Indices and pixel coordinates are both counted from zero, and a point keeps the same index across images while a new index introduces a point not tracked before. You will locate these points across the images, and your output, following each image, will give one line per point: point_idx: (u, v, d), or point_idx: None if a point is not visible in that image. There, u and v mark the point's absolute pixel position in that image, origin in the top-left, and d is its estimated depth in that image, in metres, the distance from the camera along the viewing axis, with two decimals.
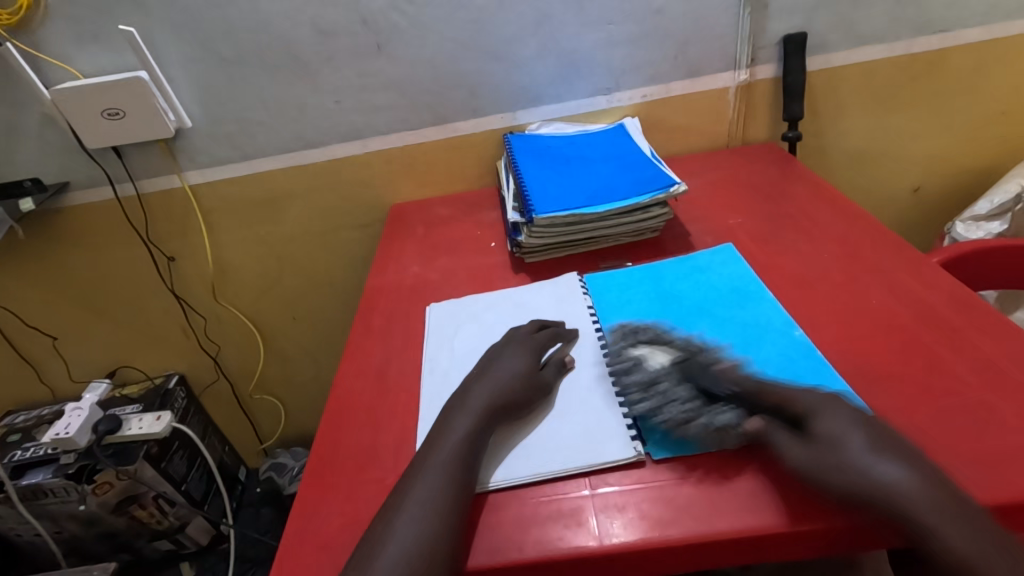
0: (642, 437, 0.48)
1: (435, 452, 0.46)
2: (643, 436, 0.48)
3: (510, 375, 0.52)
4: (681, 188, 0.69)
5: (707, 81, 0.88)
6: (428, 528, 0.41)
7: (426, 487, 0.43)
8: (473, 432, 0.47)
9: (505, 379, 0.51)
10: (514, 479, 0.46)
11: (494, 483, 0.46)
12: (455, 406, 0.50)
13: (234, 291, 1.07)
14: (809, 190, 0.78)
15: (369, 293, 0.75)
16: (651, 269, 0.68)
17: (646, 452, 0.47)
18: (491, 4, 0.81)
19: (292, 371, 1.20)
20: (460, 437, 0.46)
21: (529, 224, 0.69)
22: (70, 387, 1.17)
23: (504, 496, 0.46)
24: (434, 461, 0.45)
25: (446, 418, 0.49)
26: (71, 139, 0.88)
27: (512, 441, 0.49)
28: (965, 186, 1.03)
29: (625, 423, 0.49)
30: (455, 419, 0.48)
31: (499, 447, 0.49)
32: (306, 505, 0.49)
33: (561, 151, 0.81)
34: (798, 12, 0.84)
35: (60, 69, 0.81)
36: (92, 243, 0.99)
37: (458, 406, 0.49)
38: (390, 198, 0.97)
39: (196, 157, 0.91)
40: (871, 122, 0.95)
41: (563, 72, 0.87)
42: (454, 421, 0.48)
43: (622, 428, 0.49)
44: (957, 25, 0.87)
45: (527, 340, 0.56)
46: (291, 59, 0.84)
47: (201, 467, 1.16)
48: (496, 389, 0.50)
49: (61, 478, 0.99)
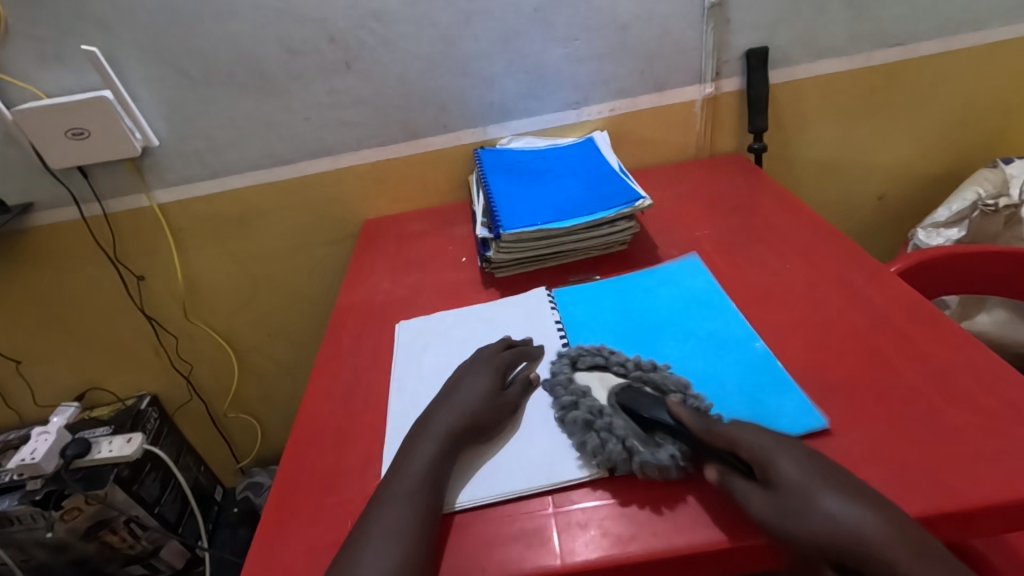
0: None
1: (399, 478, 0.45)
2: None
3: (476, 395, 0.52)
4: (646, 203, 0.70)
5: (674, 95, 0.90)
6: (390, 556, 0.40)
7: (392, 515, 0.43)
8: (435, 458, 0.47)
9: (470, 401, 0.51)
10: (480, 499, 0.46)
11: (459, 503, 0.46)
12: (420, 430, 0.50)
13: (207, 310, 1.06)
14: (773, 201, 0.79)
15: (339, 310, 0.74)
16: (618, 283, 0.68)
17: None
18: (458, 21, 0.81)
19: (268, 388, 1.19)
20: (424, 463, 0.46)
21: (497, 240, 0.70)
22: (38, 411, 1.14)
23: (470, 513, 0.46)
24: (398, 488, 0.45)
25: (410, 443, 0.49)
26: (35, 159, 0.87)
27: (478, 463, 0.49)
28: (926, 194, 1.06)
29: None
30: (419, 444, 0.48)
31: (465, 466, 0.49)
32: (269, 532, 0.49)
33: (530, 166, 0.82)
34: (760, 27, 0.86)
35: (22, 89, 0.80)
36: (58, 263, 0.97)
37: (423, 431, 0.49)
38: (363, 214, 0.97)
39: (164, 175, 0.90)
40: (835, 133, 0.97)
41: (532, 88, 0.88)
42: (419, 447, 0.48)
43: None
44: (913, 38, 0.89)
45: (493, 358, 0.57)
46: (259, 77, 0.84)
47: (175, 489, 1.14)
48: (461, 410, 0.50)
49: (27, 504, 0.96)
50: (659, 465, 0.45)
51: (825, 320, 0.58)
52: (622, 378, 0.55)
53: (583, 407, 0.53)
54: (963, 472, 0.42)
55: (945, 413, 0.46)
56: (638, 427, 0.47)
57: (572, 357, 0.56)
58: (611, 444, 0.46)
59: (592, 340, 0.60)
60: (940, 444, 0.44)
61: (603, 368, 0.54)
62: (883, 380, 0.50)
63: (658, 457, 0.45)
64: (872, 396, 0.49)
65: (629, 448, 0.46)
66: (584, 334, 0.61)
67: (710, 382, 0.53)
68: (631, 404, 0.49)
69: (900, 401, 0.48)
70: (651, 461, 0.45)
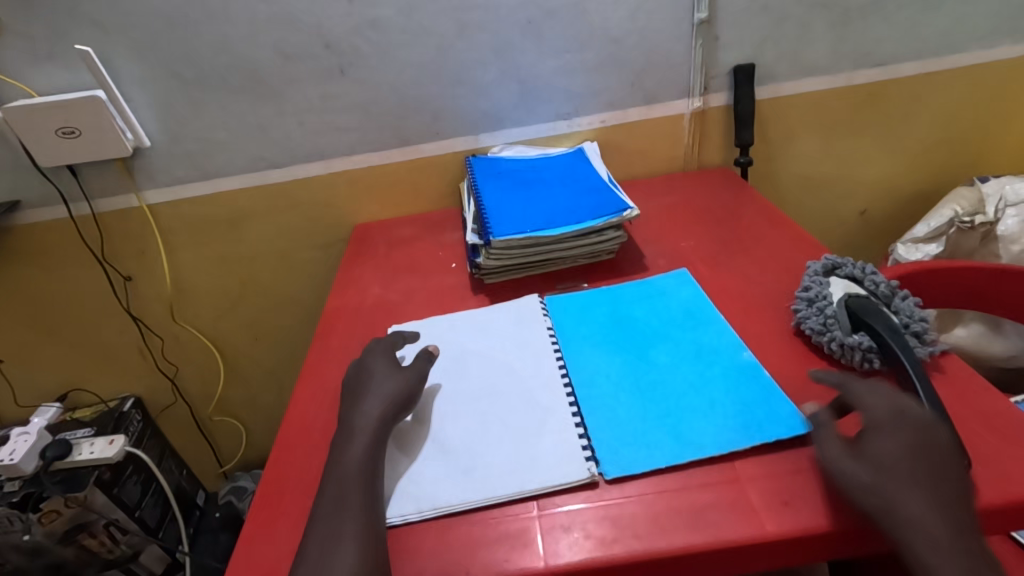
0: (597, 458, 0.49)
1: (343, 483, 0.46)
2: (597, 457, 0.49)
3: (393, 387, 0.53)
4: (634, 213, 0.71)
5: (663, 108, 0.92)
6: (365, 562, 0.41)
7: (357, 519, 0.44)
8: (367, 457, 0.48)
9: (381, 395, 0.53)
10: (470, 502, 0.47)
11: (423, 514, 0.46)
12: (345, 432, 0.50)
13: (194, 312, 1.06)
14: (757, 213, 0.81)
15: (329, 313, 0.75)
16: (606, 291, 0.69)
17: (599, 473, 0.48)
18: (453, 31, 0.83)
19: (254, 392, 1.18)
20: (358, 464, 0.47)
21: (487, 247, 0.71)
22: (18, 411, 1.13)
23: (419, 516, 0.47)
24: (354, 491, 0.45)
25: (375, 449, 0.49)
26: (23, 157, 0.86)
27: (402, 463, 0.51)
28: (905, 210, 1.09)
29: (580, 444, 0.50)
30: (350, 445, 0.49)
31: (435, 473, 0.49)
32: (253, 534, 0.49)
33: (520, 174, 0.83)
34: (747, 44, 0.88)
35: (13, 87, 0.80)
36: (43, 262, 0.96)
37: (349, 433, 0.50)
38: (354, 218, 0.97)
39: (155, 176, 0.90)
40: (819, 149, 1.00)
41: (524, 98, 0.89)
42: (371, 451, 0.49)
43: (578, 450, 0.50)
44: (894, 60, 0.92)
45: (381, 350, 0.59)
46: (253, 81, 0.84)
47: (156, 493, 1.13)
48: (377, 404, 0.52)
49: (4, 506, 0.95)
50: (848, 350, 0.53)
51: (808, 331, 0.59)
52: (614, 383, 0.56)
53: (573, 413, 0.53)
54: None
55: None
56: (848, 323, 0.55)
57: (833, 262, 0.62)
58: (808, 320, 0.57)
59: (582, 346, 0.61)
60: None
61: (810, 283, 0.60)
62: None
63: (846, 346, 0.53)
64: None
65: (827, 328, 0.55)
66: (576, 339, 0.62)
67: (698, 389, 0.54)
68: (859, 309, 0.55)
69: None
70: (837, 342, 0.54)
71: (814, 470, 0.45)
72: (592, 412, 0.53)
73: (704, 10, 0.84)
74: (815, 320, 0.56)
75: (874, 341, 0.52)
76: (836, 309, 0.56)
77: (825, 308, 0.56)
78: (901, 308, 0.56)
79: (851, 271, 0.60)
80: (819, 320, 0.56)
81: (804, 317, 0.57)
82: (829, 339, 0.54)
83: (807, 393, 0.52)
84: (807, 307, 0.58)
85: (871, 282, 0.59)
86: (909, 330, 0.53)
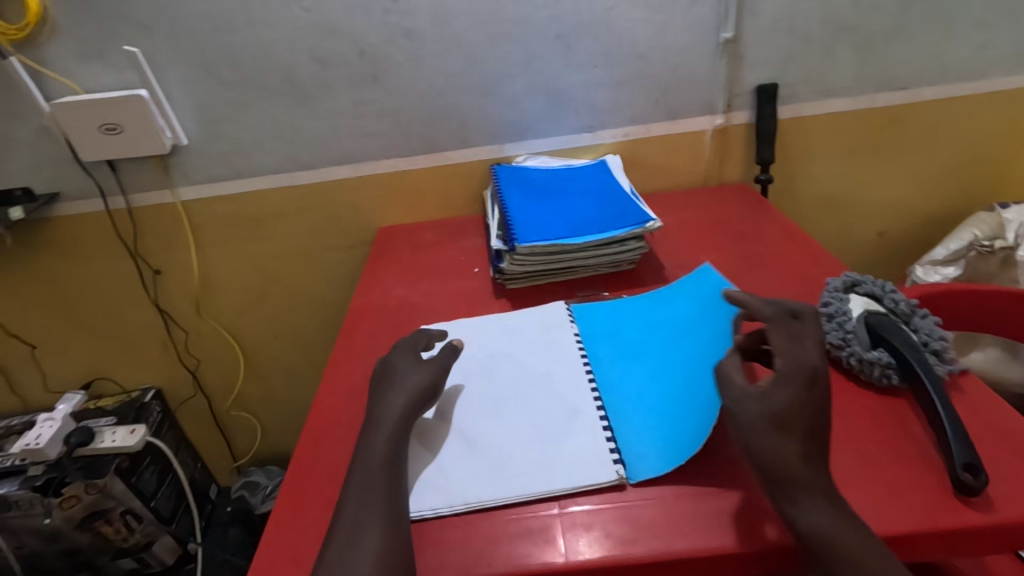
0: (624, 462, 0.50)
1: (369, 475, 0.47)
2: (625, 461, 0.50)
3: (415, 382, 0.55)
4: (656, 225, 0.72)
5: (686, 124, 0.94)
6: (391, 549, 0.42)
7: (385, 508, 0.45)
8: (393, 448, 0.49)
9: (403, 391, 0.54)
10: (498, 499, 0.48)
11: (452, 509, 0.48)
12: (370, 425, 0.52)
13: (218, 307, 1.08)
14: (775, 230, 0.82)
15: (354, 312, 0.77)
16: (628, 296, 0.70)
17: (627, 477, 0.49)
18: (484, 43, 0.85)
19: (271, 389, 1.20)
20: (382, 454, 0.49)
21: (511, 252, 0.72)
22: (43, 398, 1.16)
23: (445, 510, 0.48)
24: (381, 479, 0.47)
25: (396, 441, 0.50)
26: (66, 151, 0.89)
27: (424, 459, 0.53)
28: (924, 233, 1.10)
29: (609, 447, 0.51)
30: (374, 437, 0.50)
31: (464, 470, 0.51)
32: (281, 520, 0.51)
33: (544, 184, 0.85)
34: (771, 64, 0.90)
35: (62, 84, 0.84)
36: (77, 252, 0.99)
37: (373, 424, 0.51)
38: (378, 221, 0.99)
39: (189, 174, 0.93)
40: (838, 169, 1.01)
41: (550, 109, 0.91)
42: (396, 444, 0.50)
43: (606, 452, 0.51)
44: (917, 83, 0.93)
45: (404, 347, 0.60)
46: (289, 85, 0.87)
47: (172, 484, 1.15)
48: (399, 398, 0.53)
49: (27, 490, 0.97)
50: (866, 364, 0.54)
51: None
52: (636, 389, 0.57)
53: (601, 417, 0.54)
54: (950, 492, 0.44)
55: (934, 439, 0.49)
56: (868, 338, 0.55)
57: (852, 280, 0.63)
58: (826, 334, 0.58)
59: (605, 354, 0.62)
60: (930, 468, 0.46)
61: (829, 299, 0.61)
62: (880, 405, 0.53)
63: (865, 361, 0.54)
64: (865, 417, 0.51)
65: (846, 342, 0.56)
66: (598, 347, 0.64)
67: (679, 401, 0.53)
68: (879, 325, 0.55)
69: (892, 424, 0.51)
70: (855, 356, 0.54)
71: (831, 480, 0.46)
72: (618, 418, 0.54)
73: (730, 30, 0.86)
74: (835, 334, 0.56)
75: (894, 357, 0.53)
76: (856, 324, 0.57)
77: (845, 323, 0.57)
78: (919, 326, 0.56)
79: (870, 289, 0.61)
80: (839, 334, 0.57)
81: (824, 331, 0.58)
82: (849, 353, 0.55)
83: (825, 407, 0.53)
84: (827, 321, 0.59)
85: (890, 300, 0.60)
86: (928, 348, 0.54)
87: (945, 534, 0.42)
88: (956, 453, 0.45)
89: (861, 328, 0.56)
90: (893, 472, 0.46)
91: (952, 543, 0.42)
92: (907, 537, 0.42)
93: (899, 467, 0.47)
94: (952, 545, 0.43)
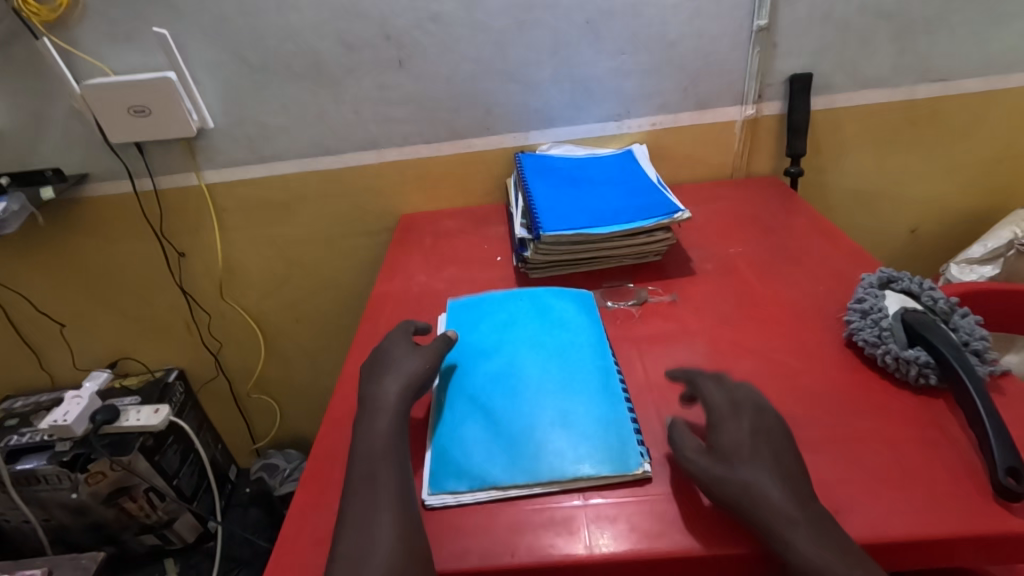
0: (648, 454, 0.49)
1: (389, 462, 0.47)
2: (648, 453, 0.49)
3: (408, 368, 0.55)
4: (684, 216, 0.71)
5: (716, 114, 0.92)
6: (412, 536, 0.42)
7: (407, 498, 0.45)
8: None
9: (398, 376, 0.54)
10: (512, 490, 0.47)
11: (476, 497, 0.47)
12: (371, 411, 0.52)
13: (241, 290, 1.09)
14: (805, 224, 0.80)
15: (376, 297, 0.77)
16: (527, 292, 0.67)
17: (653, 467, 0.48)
18: (511, 28, 0.84)
19: (291, 373, 1.21)
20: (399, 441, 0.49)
21: (535, 241, 0.72)
22: (70, 375, 1.18)
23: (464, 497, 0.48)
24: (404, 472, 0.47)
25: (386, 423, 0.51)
26: (95, 132, 0.90)
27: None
28: (958, 230, 1.07)
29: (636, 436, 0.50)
30: (377, 423, 0.50)
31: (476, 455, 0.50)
32: (303, 503, 0.51)
33: (570, 173, 0.84)
34: (805, 53, 0.87)
35: (92, 65, 0.84)
36: (105, 232, 1.00)
37: (373, 409, 0.52)
38: (401, 208, 0.99)
39: (215, 157, 0.94)
40: (871, 163, 0.98)
41: (576, 97, 0.90)
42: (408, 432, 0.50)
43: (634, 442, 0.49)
44: (958, 75, 0.90)
45: (399, 339, 0.59)
46: (314, 69, 0.87)
47: (193, 463, 1.17)
48: (393, 384, 0.54)
49: (55, 465, 0.99)
50: (903, 363, 0.52)
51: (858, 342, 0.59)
52: (577, 368, 0.56)
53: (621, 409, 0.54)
54: (992, 497, 0.43)
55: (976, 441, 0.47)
56: (905, 336, 0.54)
57: (888, 276, 0.61)
58: (860, 332, 0.56)
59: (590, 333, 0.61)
60: (970, 471, 0.45)
61: (863, 296, 0.59)
62: (915, 405, 0.51)
63: (901, 359, 0.52)
64: (899, 416, 0.50)
65: (883, 339, 0.54)
66: (581, 317, 0.63)
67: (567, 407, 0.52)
68: (917, 322, 0.54)
69: (929, 424, 0.49)
70: (892, 354, 0.53)
71: (865, 480, 0.45)
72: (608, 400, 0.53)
73: (764, 17, 0.84)
74: (869, 332, 0.55)
75: (932, 355, 0.51)
76: (892, 321, 0.55)
77: (880, 320, 0.56)
78: (959, 326, 0.54)
79: (907, 286, 0.59)
80: (874, 331, 0.55)
81: (857, 328, 0.57)
82: (884, 351, 0.53)
83: (858, 405, 0.52)
84: (861, 318, 0.57)
85: (929, 297, 0.58)
86: (968, 348, 0.52)
87: (984, 540, 0.41)
88: (997, 456, 0.43)
89: (899, 325, 0.55)
90: (930, 475, 0.45)
91: (992, 548, 0.41)
92: (944, 540, 0.41)
93: (936, 470, 0.45)
94: (991, 550, 0.41)
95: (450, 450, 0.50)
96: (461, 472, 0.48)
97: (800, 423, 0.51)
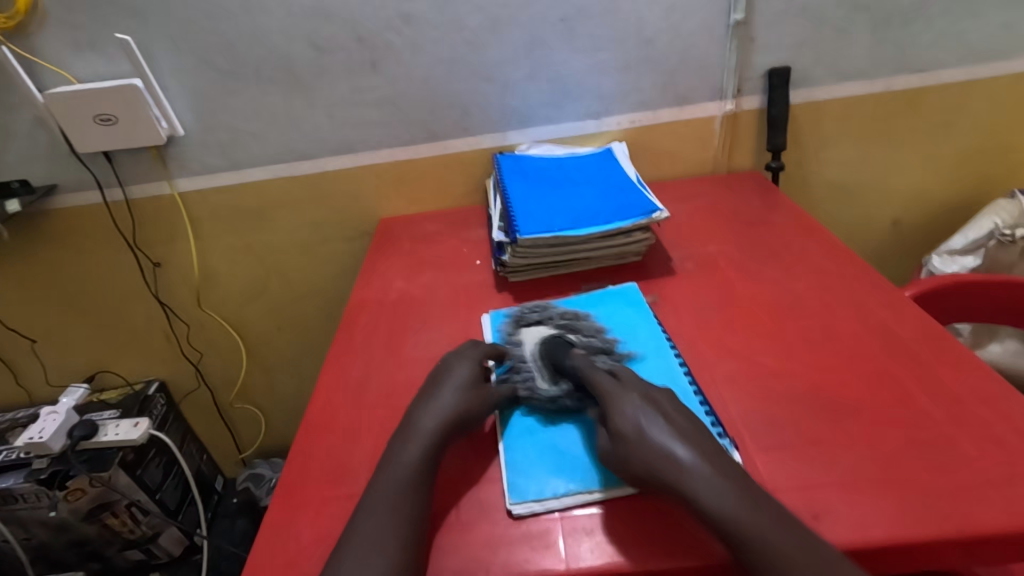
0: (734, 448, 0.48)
1: (381, 482, 0.46)
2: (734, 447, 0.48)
3: (465, 376, 0.54)
4: (663, 215, 0.70)
5: (695, 110, 0.91)
6: (384, 557, 0.41)
7: (381, 516, 0.43)
8: (416, 457, 0.47)
9: (456, 387, 0.53)
10: (552, 503, 0.46)
11: (562, 503, 0.46)
12: (406, 432, 0.50)
13: (220, 298, 1.07)
14: (787, 220, 0.80)
15: (352, 306, 0.75)
16: (574, 303, 0.68)
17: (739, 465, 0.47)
18: (485, 27, 0.82)
19: (274, 381, 1.20)
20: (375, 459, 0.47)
21: (513, 245, 0.70)
22: (47, 390, 1.16)
23: (447, 511, 0.47)
24: (380, 491, 0.45)
25: (399, 443, 0.49)
26: (62, 142, 0.88)
27: None
28: (940, 221, 1.07)
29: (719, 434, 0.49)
30: (406, 445, 0.49)
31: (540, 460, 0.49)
32: (275, 521, 0.49)
33: (549, 173, 0.83)
34: (783, 46, 0.86)
35: (55, 73, 0.82)
36: (76, 244, 0.98)
37: (409, 433, 0.50)
38: (380, 212, 0.98)
39: (187, 165, 0.92)
40: (852, 156, 0.98)
41: (554, 95, 0.89)
42: (397, 449, 0.49)
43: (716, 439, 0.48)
44: (936, 65, 0.89)
45: (466, 350, 0.58)
46: (285, 73, 0.85)
47: (177, 476, 1.15)
48: (446, 405, 0.51)
49: (32, 483, 0.97)
50: (549, 398, 0.54)
51: (836, 340, 0.58)
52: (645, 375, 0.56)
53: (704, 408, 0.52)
54: (974, 498, 0.42)
55: (955, 439, 0.47)
56: (545, 373, 0.56)
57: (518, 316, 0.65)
58: (509, 377, 0.57)
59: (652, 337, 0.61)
60: (952, 471, 0.44)
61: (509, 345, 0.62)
62: (896, 404, 0.50)
63: (549, 395, 0.54)
64: (878, 416, 0.50)
65: (533, 380, 0.56)
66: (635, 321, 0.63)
67: None
68: (552, 356, 0.57)
69: (910, 424, 0.48)
70: (544, 397, 0.54)
71: (845, 483, 0.45)
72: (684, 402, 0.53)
73: (740, 11, 0.83)
74: (518, 375, 0.57)
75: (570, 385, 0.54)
76: (537, 361, 0.58)
77: (524, 363, 0.58)
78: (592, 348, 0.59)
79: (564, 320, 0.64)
80: (520, 372, 0.57)
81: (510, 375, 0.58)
82: (522, 389, 0.55)
83: (836, 406, 0.51)
84: (515, 365, 0.59)
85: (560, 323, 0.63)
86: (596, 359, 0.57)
87: (965, 541, 0.40)
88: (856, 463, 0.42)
89: (540, 364, 0.58)
90: (910, 477, 0.44)
91: (975, 549, 0.40)
92: (923, 544, 0.40)
93: (916, 473, 0.44)
94: (974, 551, 0.41)
95: (524, 458, 0.50)
96: (541, 478, 0.48)
97: (781, 425, 0.50)
